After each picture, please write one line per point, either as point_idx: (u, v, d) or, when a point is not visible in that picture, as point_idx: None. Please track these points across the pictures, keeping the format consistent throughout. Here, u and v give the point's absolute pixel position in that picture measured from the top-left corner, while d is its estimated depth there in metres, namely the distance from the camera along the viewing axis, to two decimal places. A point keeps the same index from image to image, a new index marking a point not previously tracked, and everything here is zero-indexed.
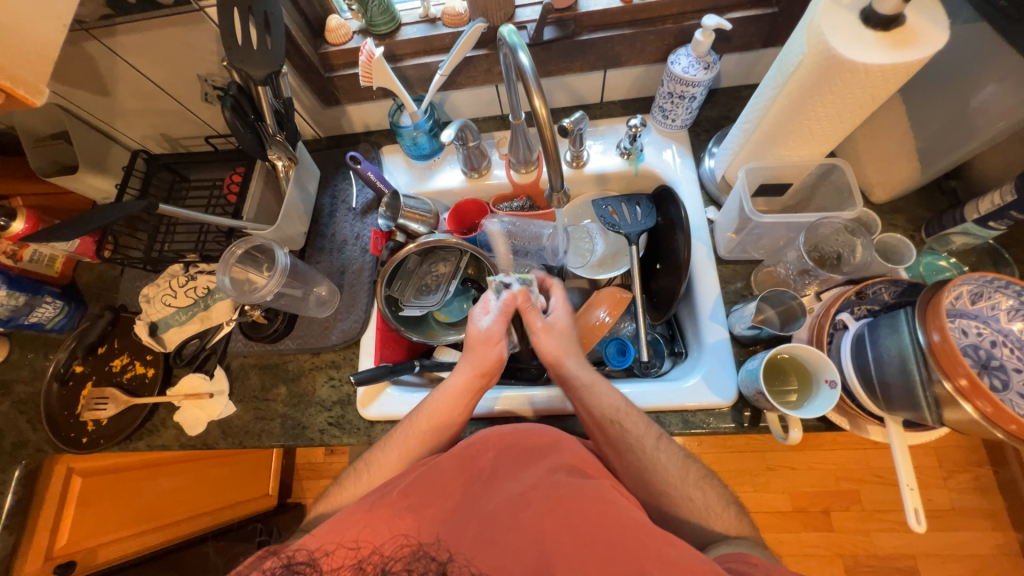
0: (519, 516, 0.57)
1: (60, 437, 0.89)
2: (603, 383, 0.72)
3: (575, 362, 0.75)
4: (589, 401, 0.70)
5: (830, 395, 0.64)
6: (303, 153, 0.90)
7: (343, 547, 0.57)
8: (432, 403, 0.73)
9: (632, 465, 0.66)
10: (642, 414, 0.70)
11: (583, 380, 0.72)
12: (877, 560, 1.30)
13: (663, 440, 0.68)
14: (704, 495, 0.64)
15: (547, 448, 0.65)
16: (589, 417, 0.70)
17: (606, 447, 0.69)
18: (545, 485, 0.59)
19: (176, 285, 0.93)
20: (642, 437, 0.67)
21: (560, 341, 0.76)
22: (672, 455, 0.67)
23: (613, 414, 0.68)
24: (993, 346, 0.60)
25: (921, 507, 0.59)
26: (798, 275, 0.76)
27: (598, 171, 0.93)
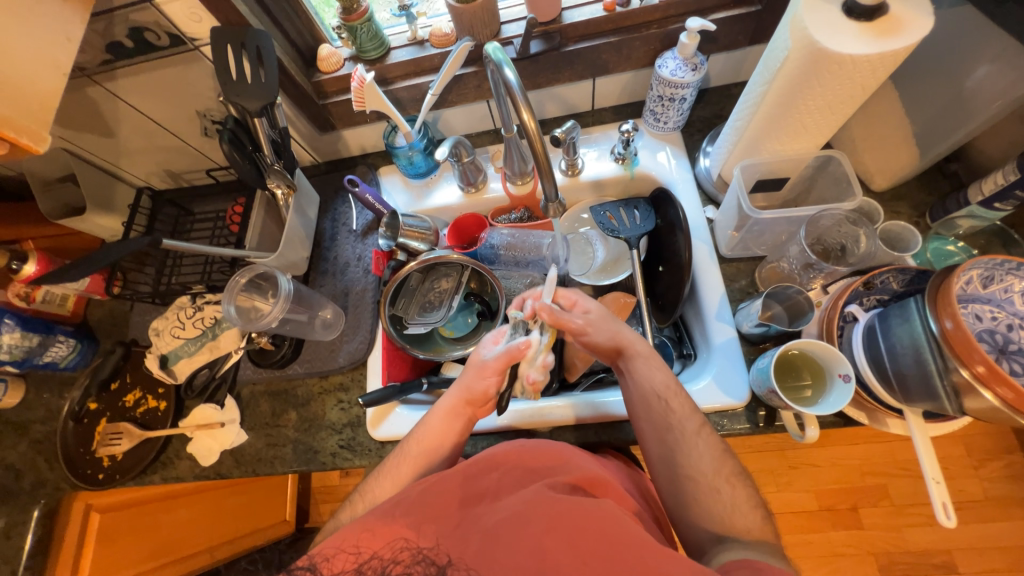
0: (519, 532, 0.54)
1: (76, 475, 0.90)
2: (657, 359, 0.71)
3: (632, 337, 0.73)
4: (640, 374, 0.70)
5: (844, 389, 0.63)
6: (302, 179, 0.91)
7: (345, 551, 0.57)
8: (425, 428, 0.71)
9: (666, 446, 0.65)
10: (691, 399, 0.68)
11: (637, 353, 0.71)
12: (911, 557, 1.26)
13: (705, 428, 0.66)
14: (732, 491, 0.61)
15: (555, 468, 0.64)
16: (636, 387, 0.70)
17: (647, 424, 0.68)
18: (544, 501, 0.56)
19: (184, 315, 0.94)
20: (685, 420, 0.66)
21: (609, 323, 0.73)
22: (709, 448, 0.64)
23: (660, 391, 0.68)
24: (1010, 329, 0.59)
25: (950, 501, 0.57)
26: (803, 269, 0.75)
27: (594, 177, 0.94)
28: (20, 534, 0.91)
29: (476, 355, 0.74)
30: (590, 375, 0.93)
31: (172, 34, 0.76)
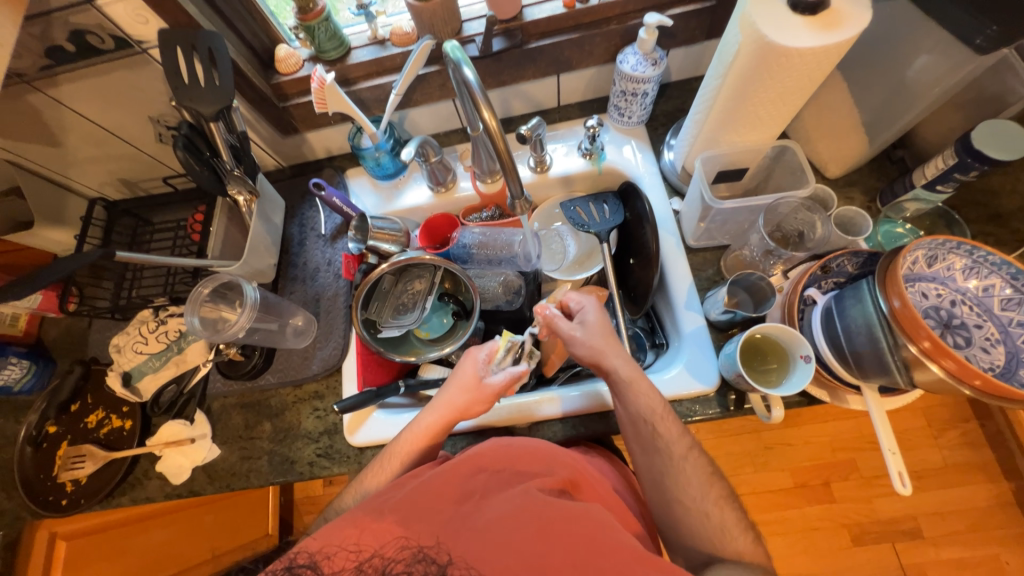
0: (509, 540, 0.56)
1: (38, 502, 0.85)
2: (646, 383, 0.69)
3: (619, 360, 0.71)
4: (626, 400, 0.68)
5: (806, 369, 0.66)
6: (265, 185, 0.89)
7: (344, 550, 0.58)
8: (422, 424, 0.72)
9: (654, 466, 0.67)
10: (678, 422, 0.69)
11: (624, 377, 0.69)
12: (880, 525, 1.32)
13: (693, 449, 0.67)
14: (721, 514, 0.64)
15: (540, 465, 0.65)
16: (624, 411, 0.69)
17: (636, 444, 0.69)
18: (535, 506, 0.58)
19: (146, 330, 0.91)
20: (672, 443, 0.67)
21: (598, 340, 0.73)
22: (696, 468, 0.66)
23: (648, 416, 0.67)
24: (953, 305, 0.62)
25: (905, 469, 0.60)
26: (764, 256, 0.78)
27: (563, 173, 0.94)
28: None
29: (471, 371, 0.74)
30: (567, 370, 0.93)
31: (117, 37, 0.73)
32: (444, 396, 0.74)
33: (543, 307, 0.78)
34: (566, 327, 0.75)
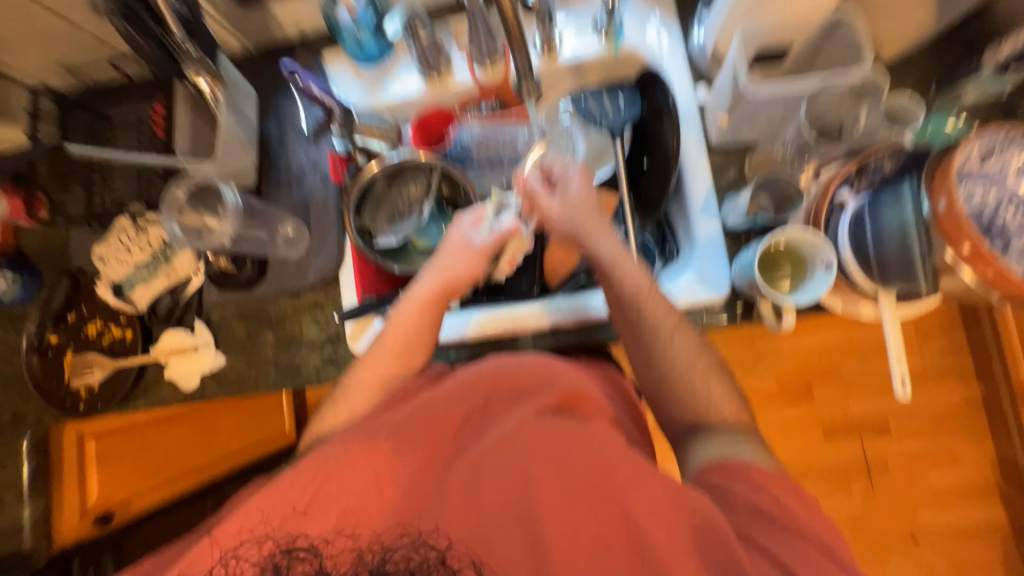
0: (513, 458, 0.55)
1: (56, 406, 0.88)
2: (630, 263, 0.68)
3: (601, 241, 0.69)
4: (610, 281, 0.67)
5: (824, 278, 0.63)
6: (231, 70, 0.77)
7: (342, 533, 0.53)
8: (398, 320, 0.70)
9: (642, 346, 0.66)
10: (667, 299, 0.67)
11: (606, 258, 0.68)
12: (853, 421, 1.42)
13: (681, 326, 0.66)
14: (709, 390, 0.64)
15: (539, 385, 0.62)
16: (609, 294, 0.68)
17: (623, 326, 0.68)
18: (531, 427, 0.56)
19: (128, 239, 0.85)
20: (661, 321, 0.65)
21: (576, 217, 0.71)
22: (686, 344, 0.65)
23: (633, 295, 0.66)
24: (999, 207, 0.57)
25: (909, 373, 0.62)
26: (795, 155, 0.73)
27: (574, 59, 0.81)
28: (16, 463, 0.93)
29: (457, 237, 0.76)
30: (571, 280, 0.88)
31: None
32: (438, 262, 0.74)
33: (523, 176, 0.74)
34: (546, 201, 0.73)
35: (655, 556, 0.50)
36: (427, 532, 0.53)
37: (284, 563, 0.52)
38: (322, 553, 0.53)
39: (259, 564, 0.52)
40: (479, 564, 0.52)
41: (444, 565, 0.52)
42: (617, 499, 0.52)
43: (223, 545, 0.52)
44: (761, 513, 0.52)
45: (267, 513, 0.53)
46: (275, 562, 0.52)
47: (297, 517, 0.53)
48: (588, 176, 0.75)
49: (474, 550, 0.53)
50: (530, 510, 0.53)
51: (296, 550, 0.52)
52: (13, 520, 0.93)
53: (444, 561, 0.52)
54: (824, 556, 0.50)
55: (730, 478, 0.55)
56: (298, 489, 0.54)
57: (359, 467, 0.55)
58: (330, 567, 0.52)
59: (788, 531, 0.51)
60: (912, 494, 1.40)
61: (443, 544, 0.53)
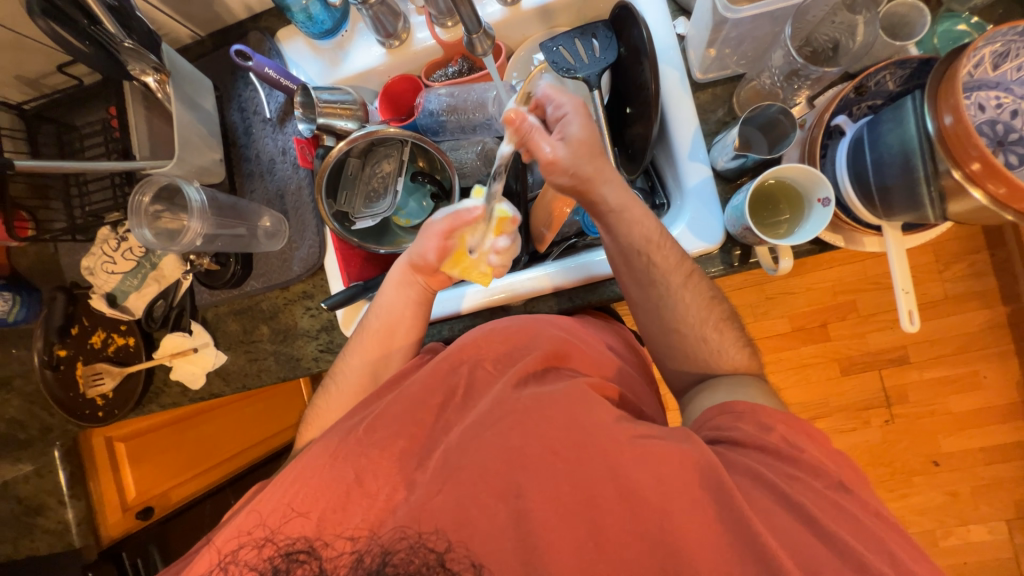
0: (497, 424, 0.54)
1: (76, 416, 0.91)
2: (639, 210, 0.63)
3: (609, 187, 0.63)
4: (617, 229, 0.64)
5: (822, 214, 0.59)
6: (177, 58, 0.73)
7: (341, 537, 0.51)
8: (382, 302, 0.71)
9: (649, 297, 0.64)
10: (679, 249, 0.64)
11: (612, 206, 0.63)
12: (869, 356, 1.39)
13: (693, 277, 0.63)
14: (711, 344, 0.63)
15: (521, 350, 0.63)
16: (615, 244, 0.65)
17: (627, 276, 0.66)
18: (510, 399, 0.55)
19: (110, 249, 0.86)
20: (670, 273, 0.63)
21: (585, 164, 0.61)
22: (696, 296, 0.63)
23: (642, 246, 0.63)
24: (1013, 117, 0.52)
25: (916, 308, 0.58)
26: (786, 81, 0.66)
27: (539, 2, 0.76)
28: (53, 472, 0.96)
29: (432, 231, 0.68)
30: (560, 244, 0.88)
31: None
32: (416, 248, 0.68)
33: (518, 111, 0.61)
34: (547, 147, 0.61)
35: (648, 525, 0.48)
36: (426, 534, 0.49)
37: (284, 566, 0.51)
38: (320, 555, 0.51)
39: (258, 569, 0.51)
40: (480, 564, 0.48)
41: (445, 569, 0.48)
42: (606, 457, 0.50)
43: (221, 550, 0.53)
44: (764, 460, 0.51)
45: (262, 510, 0.53)
46: (275, 565, 0.51)
47: (291, 511, 0.53)
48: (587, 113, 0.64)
49: (465, 533, 0.50)
50: (515, 484, 0.51)
51: (295, 553, 0.51)
52: (60, 521, 0.96)
53: (444, 564, 0.49)
54: (829, 490, 0.49)
55: (734, 419, 0.54)
56: (295, 478, 0.54)
57: (353, 453, 0.55)
58: (330, 570, 0.50)
59: (795, 468, 0.50)
60: (933, 422, 1.38)
61: (443, 545, 0.49)
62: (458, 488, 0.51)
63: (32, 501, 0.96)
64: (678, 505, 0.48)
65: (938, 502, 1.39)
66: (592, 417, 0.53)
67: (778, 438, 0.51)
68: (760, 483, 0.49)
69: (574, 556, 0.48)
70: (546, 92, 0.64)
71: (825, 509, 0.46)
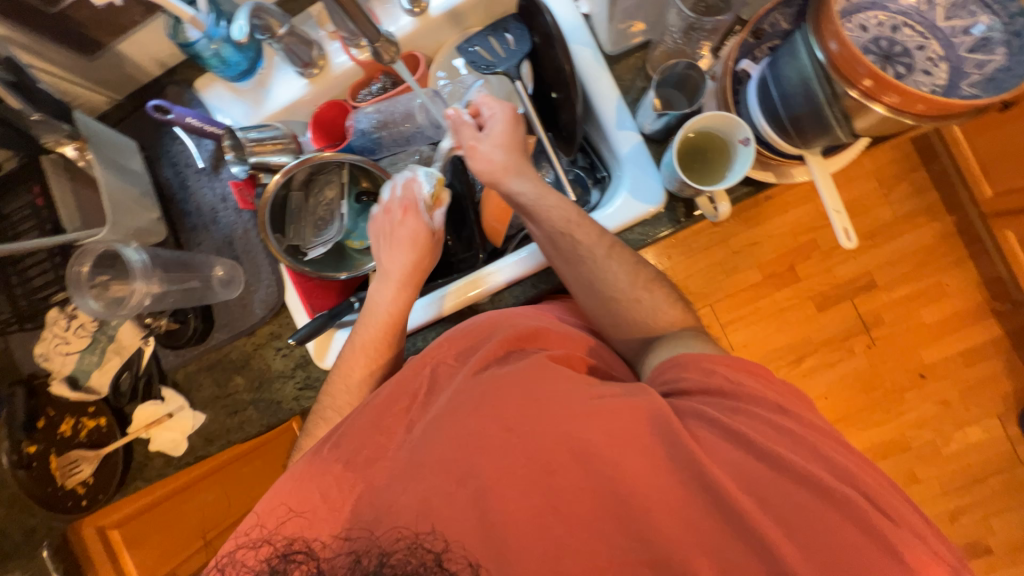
0: (456, 414, 0.54)
1: (60, 510, 0.87)
2: (554, 196, 0.67)
3: (523, 180, 0.67)
4: (540, 216, 0.66)
5: (746, 153, 0.61)
6: (94, 123, 0.71)
7: (336, 538, 0.52)
8: (370, 306, 0.71)
9: (582, 275, 0.65)
10: (597, 224, 0.66)
11: (528, 197, 0.67)
12: (840, 288, 1.44)
13: (615, 248, 0.66)
14: (651, 296, 0.64)
15: (483, 340, 0.63)
16: (540, 230, 0.67)
17: (558, 261, 0.67)
18: (478, 388, 0.55)
19: (61, 329, 0.83)
20: (593, 247, 0.65)
21: (501, 157, 0.68)
22: (622, 265, 0.65)
23: (563, 227, 0.65)
24: (894, 31, 0.55)
25: (850, 224, 0.61)
26: (687, 39, 0.68)
27: (446, 7, 0.78)
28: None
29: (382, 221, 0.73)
30: (514, 237, 0.89)
31: None
32: (389, 249, 0.72)
33: (456, 111, 0.71)
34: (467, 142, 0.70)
35: (633, 488, 0.48)
36: (423, 534, 0.49)
37: (283, 566, 0.52)
38: (319, 556, 0.52)
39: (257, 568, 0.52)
40: (478, 564, 0.48)
41: (443, 568, 0.48)
42: (582, 430, 0.51)
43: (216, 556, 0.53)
44: (733, 398, 0.52)
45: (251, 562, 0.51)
46: (273, 566, 0.52)
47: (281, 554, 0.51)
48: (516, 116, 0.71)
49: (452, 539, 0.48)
50: (471, 469, 0.50)
51: (293, 554, 0.52)
52: None
53: (441, 564, 0.48)
54: (792, 417, 0.51)
55: (681, 369, 0.55)
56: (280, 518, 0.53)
57: (332, 480, 0.54)
58: (328, 571, 0.51)
59: (744, 402, 0.52)
60: (911, 338, 1.44)
61: (441, 545, 0.49)
62: (439, 490, 0.50)
63: None
64: (659, 458, 0.49)
65: (933, 413, 1.44)
66: (547, 389, 0.54)
67: (736, 378, 0.53)
68: (731, 419, 0.51)
69: (534, 524, 0.48)
70: (483, 99, 0.71)
71: (791, 436, 0.49)
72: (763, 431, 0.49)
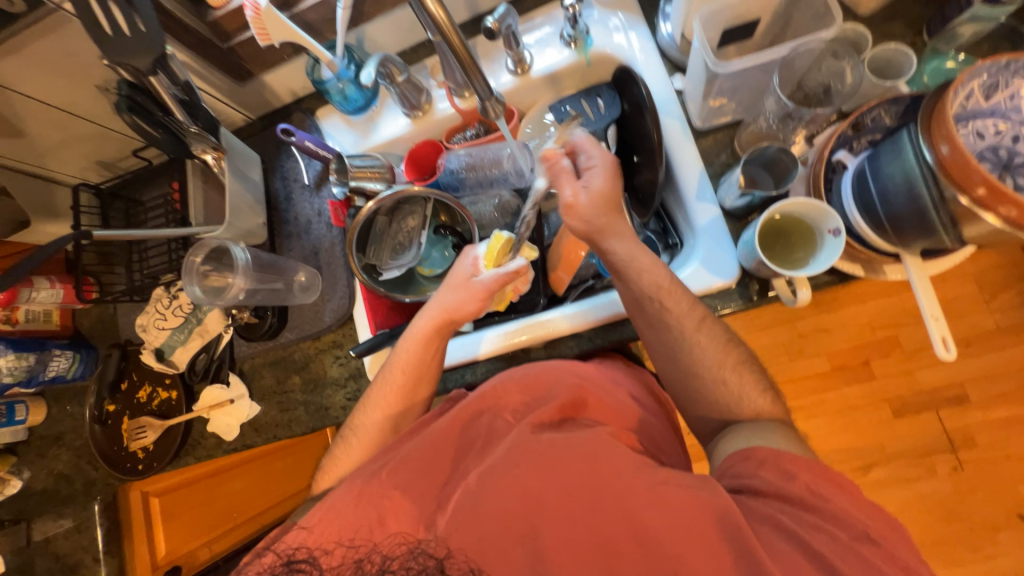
0: (515, 465, 0.54)
1: (118, 469, 0.94)
2: (648, 258, 0.66)
3: (615, 240, 0.67)
4: (630, 277, 0.66)
5: (835, 244, 0.59)
6: (232, 138, 0.83)
7: (341, 545, 0.52)
8: (400, 355, 0.72)
9: (666, 345, 0.64)
10: (690, 294, 0.65)
11: (621, 256, 0.67)
12: (922, 396, 1.30)
13: (705, 322, 0.63)
14: (739, 380, 0.61)
15: (539, 398, 0.63)
16: (626, 291, 0.67)
17: (642, 324, 0.67)
18: (527, 442, 0.55)
19: (163, 306, 0.93)
20: (683, 318, 0.63)
21: (595, 216, 0.68)
22: (712, 341, 0.62)
23: (654, 292, 0.64)
24: (1015, 142, 0.53)
25: (950, 334, 0.56)
26: (782, 123, 0.68)
27: (546, 70, 0.84)
28: (90, 528, 0.99)
29: (461, 272, 0.74)
30: (577, 286, 0.91)
31: None
32: (440, 298, 0.73)
33: (554, 152, 0.72)
34: (569, 188, 0.69)
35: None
36: (427, 540, 0.52)
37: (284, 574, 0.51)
38: (320, 562, 0.52)
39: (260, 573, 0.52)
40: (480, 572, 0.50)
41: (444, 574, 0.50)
42: (626, 505, 0.49)
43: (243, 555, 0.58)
44: (794, 504, 0.49)
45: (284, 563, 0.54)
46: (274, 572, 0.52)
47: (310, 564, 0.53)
48: (615, 167, 0.70)
49: None
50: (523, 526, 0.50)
51: (295, 563, 0.52)
52: None
53: (444, 570, 0.50)
54: (859, 538, 0.46)
55: (755, 466, 0.52)
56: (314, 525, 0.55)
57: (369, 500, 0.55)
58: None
59: (820, 518, 0.47)
60: (1009, 469, 1.25)
61: (443, 552, 0.51)
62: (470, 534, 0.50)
63: (70, 558, 0.99)
64: (705, 554, 0.46)
65: None
66: (609, 462, 0.52)
67: (808, 487, 0.49)
68: (789, 528, 0.47)
69: None
70: (584, 141, 0.73)
71: (859, 562, 0.44)
72: (826, 548, 0.45)
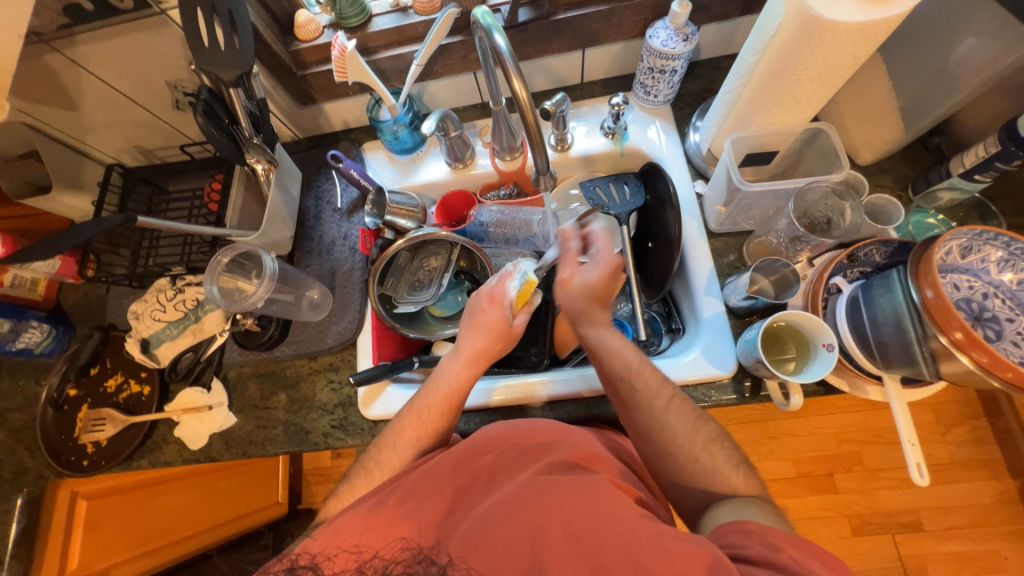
0: (523, 506, 0.54)
1: (59, 462, 0.87)
2: (622, 342, 0.70)
3: (591, 325, 0.73)
4: (603, 359, 0.70)
5: (827, 358, 0.65)
6: (283, 155, 0.88)
7: (344, 551, 0.56)
8: (402, 408, 0.71)
9: (640, 422, 0.66)
10: (658, 372, 0.68)
11: (594, 340, 0.71)
12: (881, 517, 1.32)
13: (675, 400, 0.66)
14: (711, 456, 0.62)
15: (544, 448, 0.64)
16: (604, 369, 0.70)
17: (619, 402, 0.69)
18: (537, 486, 0.56)
19: (164, 298, 0.91)
20: (653, 397, 0.66)
21: (579, 300, 0.73)
22: (682, 417, 0.64)
23: (622, 372, 0.67)
24: (985, 298, 0.62)
25: (923, 461, 0.60)
26: (789, 243, 0.77)
27: (584, 153, 0.93)
28: (4, 524, 0.89)
29: (478, 325, 0.74)
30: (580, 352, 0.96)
31: None
32: (444, 352, 0.74)
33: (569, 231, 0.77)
34: (568, 270, 0.75)
35: None
36: (428, 547, 0.56)
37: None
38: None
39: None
40: None
41: None
42: None
43: None
44: None
45: None
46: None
47: None
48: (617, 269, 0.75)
49: None
50: None
51: (298, 569, 0.55)
52: None
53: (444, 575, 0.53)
54: None
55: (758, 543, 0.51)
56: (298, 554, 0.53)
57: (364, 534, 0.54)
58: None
59: None
60: None
61: (445, 560, 0.54)
62: None
63: None
64: None
65: None
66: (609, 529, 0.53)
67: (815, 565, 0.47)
68: None
69: None
70: (597, 234, 0.78)
71: None
72: None
